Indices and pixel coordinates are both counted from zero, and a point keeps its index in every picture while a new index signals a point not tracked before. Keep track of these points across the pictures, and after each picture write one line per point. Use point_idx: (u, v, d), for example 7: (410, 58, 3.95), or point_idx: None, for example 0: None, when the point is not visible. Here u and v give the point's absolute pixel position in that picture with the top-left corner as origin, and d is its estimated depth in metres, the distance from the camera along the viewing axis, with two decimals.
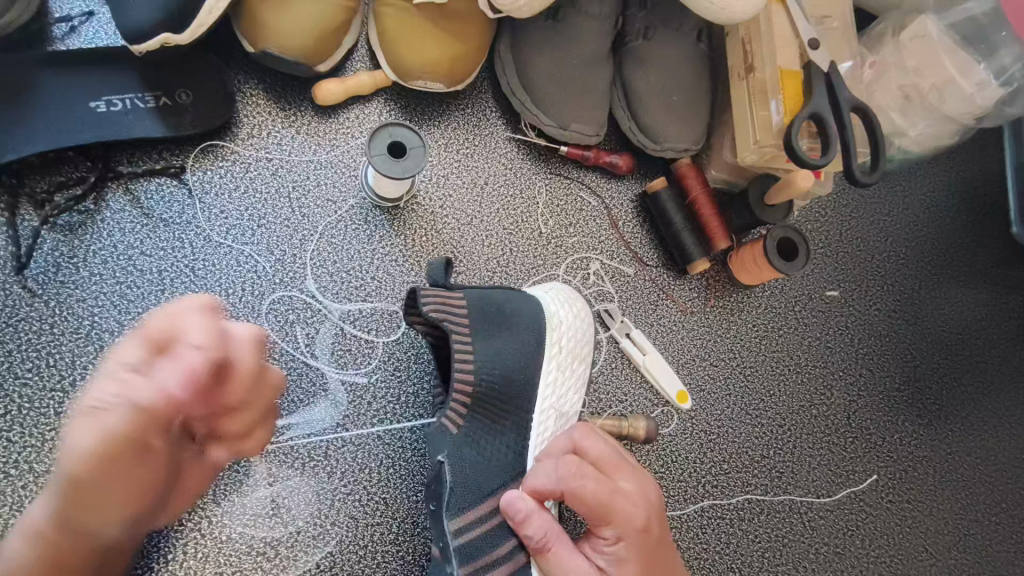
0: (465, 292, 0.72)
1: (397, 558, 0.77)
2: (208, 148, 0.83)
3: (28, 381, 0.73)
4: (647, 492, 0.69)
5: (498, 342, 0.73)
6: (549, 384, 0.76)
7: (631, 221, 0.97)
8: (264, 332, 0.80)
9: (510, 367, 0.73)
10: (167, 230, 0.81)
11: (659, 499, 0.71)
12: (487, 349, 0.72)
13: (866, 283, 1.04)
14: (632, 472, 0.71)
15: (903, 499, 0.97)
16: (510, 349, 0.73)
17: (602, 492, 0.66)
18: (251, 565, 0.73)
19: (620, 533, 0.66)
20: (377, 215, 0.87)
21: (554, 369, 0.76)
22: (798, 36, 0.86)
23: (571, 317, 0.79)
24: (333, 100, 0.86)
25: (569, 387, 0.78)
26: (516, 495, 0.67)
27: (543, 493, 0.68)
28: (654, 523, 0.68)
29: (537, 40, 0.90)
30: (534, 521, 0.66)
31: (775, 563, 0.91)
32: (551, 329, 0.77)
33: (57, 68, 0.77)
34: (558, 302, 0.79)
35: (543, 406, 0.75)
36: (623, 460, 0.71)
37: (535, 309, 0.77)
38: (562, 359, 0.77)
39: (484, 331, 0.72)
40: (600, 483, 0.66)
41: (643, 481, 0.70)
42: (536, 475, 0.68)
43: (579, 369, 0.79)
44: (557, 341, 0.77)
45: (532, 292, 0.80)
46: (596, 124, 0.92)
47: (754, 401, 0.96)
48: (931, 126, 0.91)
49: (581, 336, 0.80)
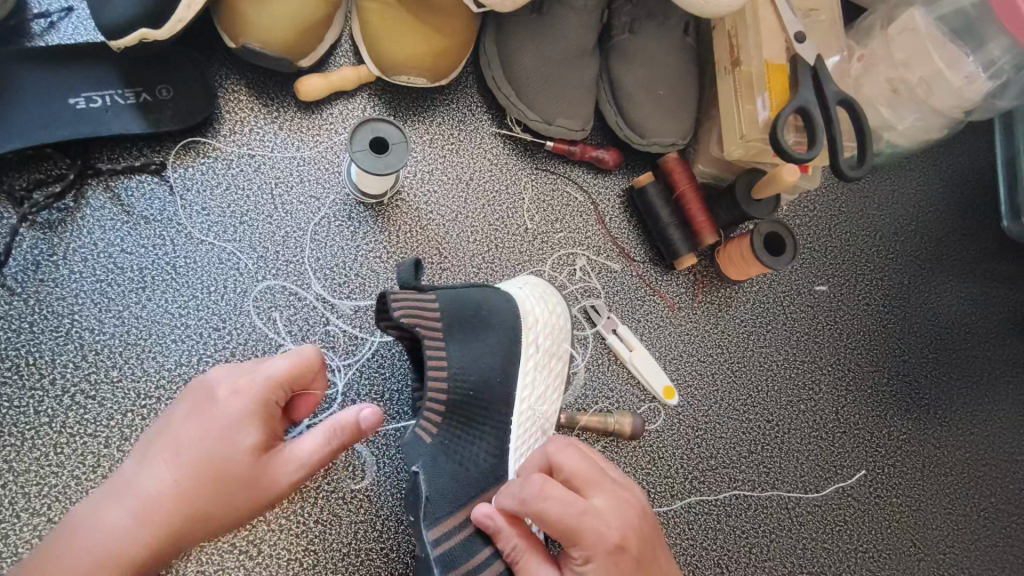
0: (437, 294, 0.72)
1: (381, 555, 0.77)
2: (189, 144, 0.83)
3: (8, 380, 0.73)
4: (625, 510, 0.63)
5: (471, 344, 0.73)
6: (527, 385, 0.76)
7: (617, 216, 0.96)
8: (245, 330, 0.80)
9: (484, 369, 0.73)
10: (148, 228, 0.80)
11: (641, 517, 0.65)
12: (461, 351, 0.72)
13: (855, 277, 1.04)
14: (610, 487, 0.65)
15: (892, 493, 0.97)
16: (483, 350, 0.73)
17: (567, 515, 0.61)
18: (234, 563, 0.73)
19: (589, 555, 0.61)
20: (361, 211, 0.86)
21: (532, 369, 0.76)
22: (784, 29, 0.86)
23: (547, 315, 0.79)
24: (315, 95, 0.85)
25: (547, 386, 0.78)
26: (487, 510, 0.66)
27: (512, 511, 0.65)
28: (631, 544, 0.62)
29: (521, 35, 0.89)
30: (505, 536, 0.65)
31: (763, 558, 0.90)
32: (526, 330, 0.76)
33: (34, 64, 0.76)
34: (533, 299, 0.79)
35: (521, 408, 0.75)
36: (599, 476, 0.65)
37: (507, 307, 0.76)
38: (539, 359, 0.77)
39: (457, 334, 0.72)
40: (565, 504, 0.61)
41: (620, 497, 0.64)
42: (504, 496, 0.65)
43: (557, 366, 0.79)
44: (532, 341, 0.77)
45: (505, 288, 0.79)
46: (582, 119, 0.92)
47: (741, 395, 0.95)
48: (919, 119, 0.91)
49: (558, 334, 0.80)
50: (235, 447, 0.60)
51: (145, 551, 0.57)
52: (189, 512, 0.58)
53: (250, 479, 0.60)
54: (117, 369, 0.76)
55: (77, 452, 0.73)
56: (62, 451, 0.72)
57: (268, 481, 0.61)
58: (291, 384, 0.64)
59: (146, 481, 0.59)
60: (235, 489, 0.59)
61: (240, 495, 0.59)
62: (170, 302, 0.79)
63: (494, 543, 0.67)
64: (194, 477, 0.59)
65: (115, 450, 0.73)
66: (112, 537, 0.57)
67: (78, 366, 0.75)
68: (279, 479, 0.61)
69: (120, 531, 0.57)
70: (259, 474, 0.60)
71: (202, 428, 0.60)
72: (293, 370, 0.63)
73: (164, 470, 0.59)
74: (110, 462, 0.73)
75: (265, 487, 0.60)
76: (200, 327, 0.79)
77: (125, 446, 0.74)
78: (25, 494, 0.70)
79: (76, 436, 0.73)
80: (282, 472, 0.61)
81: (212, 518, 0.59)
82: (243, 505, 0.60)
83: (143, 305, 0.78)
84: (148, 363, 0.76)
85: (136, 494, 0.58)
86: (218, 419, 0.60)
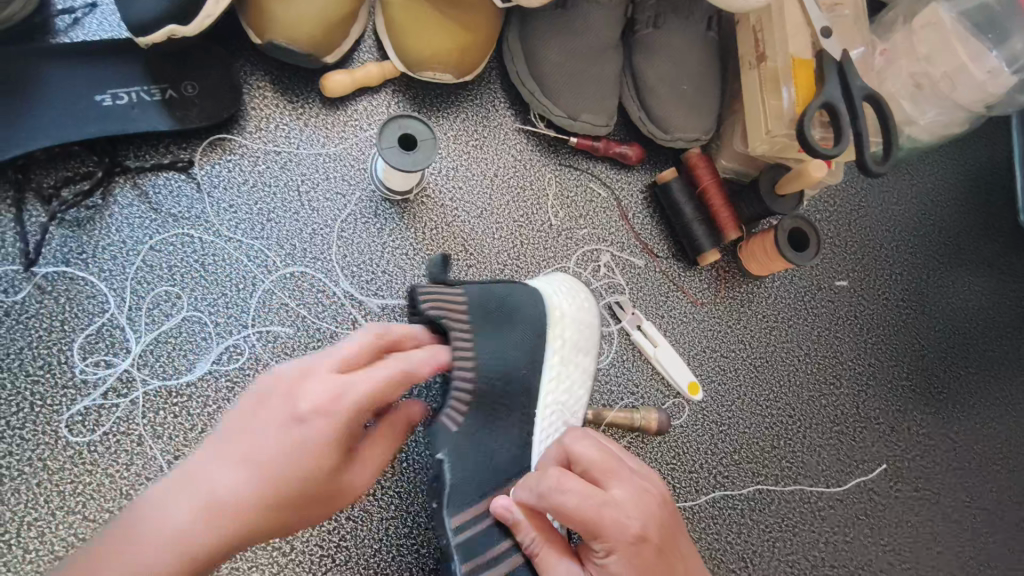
0: (466, 288, 0.72)
1: (412, 551, 0.77)
2: (215, 141, 0.82)
3: (40, 379, 0.73)
4: (645, 499, 0.61)
5: (501, 339, 0.72)
6: (553, 379, 0.75)
7: (640, 212, 0.96)
8: (274, 327, 0.80)
9: (512, 363, 0.72)
10: (176, 225, 0.80)
11: (664, 505, 0.63)
12: (490, 345, 0.72)
13: (876, 272, 1.04)
14: (628, 475, 0.63)
15: (911, 487, 0.97)
16: (517, 343, 0.73)
17: (584, 507, 0.59)
18: (266, 560, 0.73)
19: (610, 547, 0.59)
20: (386, 208, 0.86)
21: (558, 365, 0.76)
22: (810, 24, 0.85)
23: (574, 309, 0.78)
24: (341, 90, 0.85)
25: (574, 382, 0.76)
26: (506, 501, 0.66)
27: (530, 503, 0.64)
28: (652, 534, 0.60)
29: (546, 30, 0.89)
30: (524, 529, 0.65)
31: (786, 553, 0.91)
32: (553, 325, 0.76)
33: (62, 60, 0.76)
34: (560, 295, 0.79)
35: (546, 402, 0.74)
36: (618, 464, 0.64)
37: (536, 303, 0.76)
38: (565, 354, 0.77)
39: (487, 328, 0.72)
40: (583, 496, 0.60)
41: (639, 487, 0.62)
42: (522, 489, 0.65)
43: (584, 361, 0.78)
44: (559, 334, 0.76)
45: (533, 285, 0.79)
46: (606, 114, 0.92)
47: (764, 390, 0.96)
48: (941, 115, 0.90)
49: (585, 329, 0.79)
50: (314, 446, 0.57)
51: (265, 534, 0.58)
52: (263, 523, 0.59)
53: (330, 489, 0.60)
54: (148, 367, 0.76)
55: (110, 450, 0.73)
56: (95, 450, 0.72)
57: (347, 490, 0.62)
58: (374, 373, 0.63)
59: (219, 481, 0.57)
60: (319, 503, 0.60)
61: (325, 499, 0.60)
62: (200, 300, 0.78)
63: (514, 535, 0.67)
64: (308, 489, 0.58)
65: (147, 447, 0.74)
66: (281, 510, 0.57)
67: (109, 364, 0.75)
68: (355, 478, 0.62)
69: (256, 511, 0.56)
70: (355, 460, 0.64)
71: (283, 446, 0.57)
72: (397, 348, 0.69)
73: (246, 476, 0.56)
74: (144, 459, 0.73)
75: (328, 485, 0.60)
76: (229, 324, 0.78)
77: (158, 444, 0.74)
78: (59, 493, 0.70)
79: (109, 434, 0.73)
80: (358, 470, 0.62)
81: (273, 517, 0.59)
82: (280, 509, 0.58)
83: (173, 303, 0.78)
84: (178, 361, 0.76)
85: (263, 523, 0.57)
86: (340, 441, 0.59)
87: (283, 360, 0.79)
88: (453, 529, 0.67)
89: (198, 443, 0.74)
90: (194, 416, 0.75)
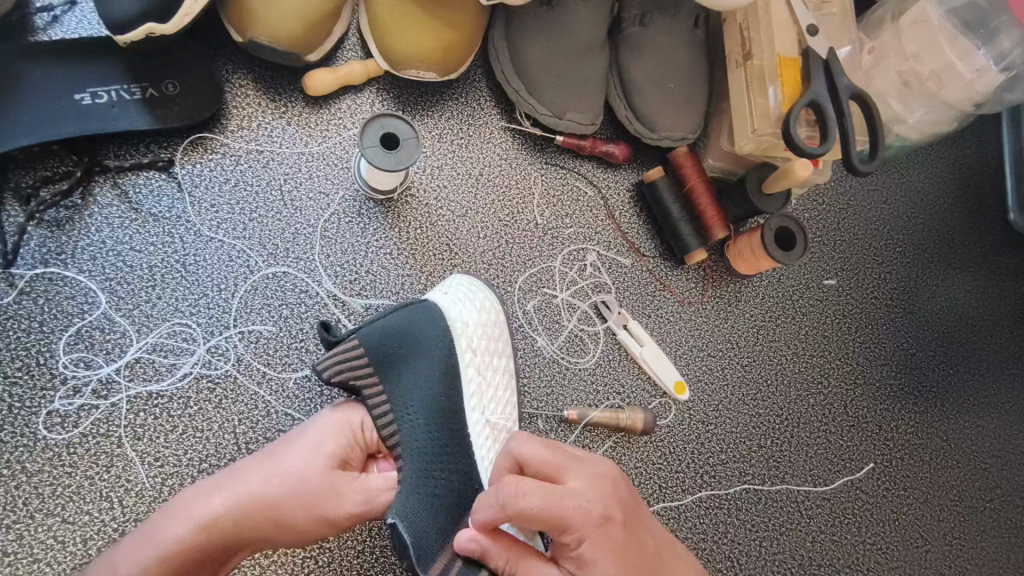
0: (358, 335, 0.70)
1: (395, 553, 0.77)
2: (196, 141, 0.82)
3: (19, 380, 0.72)
4: (600, 482, 0.60)
5: (409, 375, 0.72)
6: (475, 393, 0.74)
7: (627, 211, 0.96)
8: (257, 327, 0.79)
9: (430, 389, 0.71)
10: (157, 225, 0.79)
11: (617, 482, 0.61)
12: (406, 383, 0.71)
13: (863, 271, 1.04)
14: (577, 464, 0.61)
15: (898, 486, 0.97)
16: (426, 369, 0.72)
17: (548, 504, 0.56)
18: (248, 561, 0.73)
19: (579, 536, 0.57)
20: (370, 207, 0.86)
21: (475, 376, 0.75)
22: (796, 21, 0.84)
23: (475, 314, 0.77)
24: (323, 89, 0.84)
25: (496, 388, 0.76)
26: (468, 534, 0.61)
27: (493, 526, 0.59)
28: (615, 512, 0.59)
29: (531, 28, 0.88)
30: (496, 555, 0.61)
31: (772, 552, 0.91)
32: (458, 338, 0.75)
33: (39, 59, 0.75)
34: (459, 302, 0.77)
35: (477, 421, 0.73)
36: (564, 456, 0.61)
37: (434, 317, 0.75)
38: (480, 362, 0.76)
39: (396, 369, 0.71)
40: (543, 494, 0.57)
41: (592, 472, 0.60)
42: (480, 511, 0.59)
43: (502, 364, 0.78)
44: (468, 346, 0.75)
45: (431, 298, 0.77)
46: (592, 113, 0.91)
47: (750, 389, 0.95)
48: (928, 113, 0.90)
49: (492, 329, 0.78)
50: (319, 458, 0.66)
51: (259, 515, 0.62)
52: (244, 495, 0.62)
53: (320, 495, 0.64)
54: (128, 368, 0.75)
55: (89, 452, 0.72)
56: (74, 451, 0.72)
57: (328, 509, 0.64)
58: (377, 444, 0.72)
59: (237, 470, 0.64)
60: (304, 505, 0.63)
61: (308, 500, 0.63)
62: (181, 300, 0.78)
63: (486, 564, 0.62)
64: (301, 487, 0.64)
65: (127, 449, 0.73)
66: (275, 499, 0.62)
67: (89, 365, 0.74)
68: (340, 498, 0.65)
69: (255, 489, 0.62)
70: (339, 487, 0.65)
71: (293, 448, 0.66)
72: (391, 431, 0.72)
73: (254, 469, 0.64)
74: (124, 461, 0.73)
75: (286, 471, 0.64)
76: (210, 325, 0.78)
77: (137, 446, 0.73)
78: (39, 494, 0.70)
79: (89, 435, 0.73)
80: (348, 494, 0.66)
81: (239, 479, 0.63)
82: (248, 472, 0.64)
83: (154, 303, 0.77)
84: (159, 363, 0.76)
85: (227, 485, 0.63)
86: (328, 456, 0.66)
87: (266, 360, 0.78)
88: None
89: (178, 444, 0.74)
90: (175, 416, 0.75)
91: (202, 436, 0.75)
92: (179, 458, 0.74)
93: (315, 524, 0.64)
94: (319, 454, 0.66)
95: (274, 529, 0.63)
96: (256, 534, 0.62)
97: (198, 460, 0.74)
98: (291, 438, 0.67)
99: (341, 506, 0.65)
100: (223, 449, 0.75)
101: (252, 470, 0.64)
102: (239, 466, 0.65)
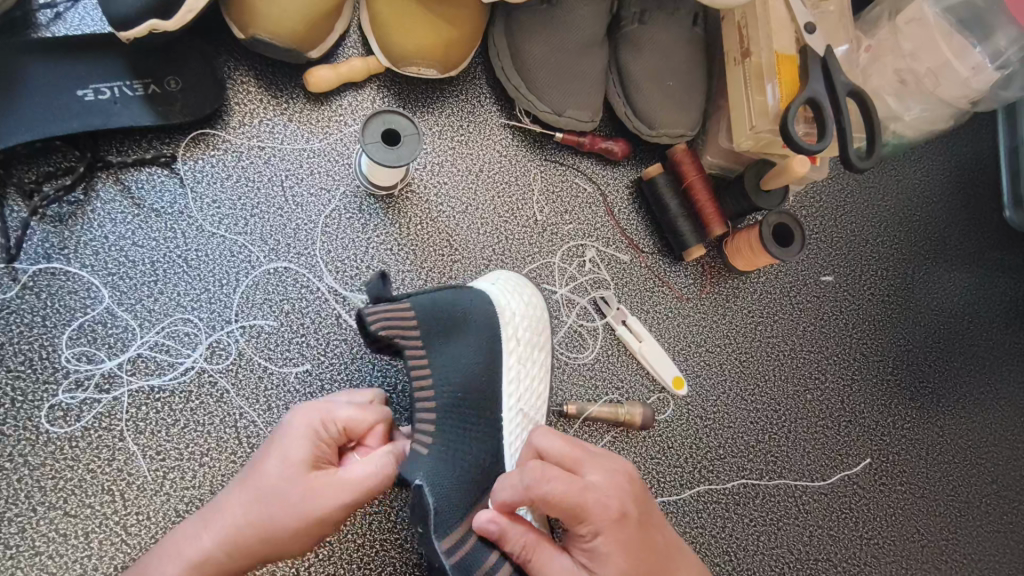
0: (411, 301, 0.70)
1: (396, 547, 0.78)
2: (198, 136, 0.82)
3: (22, 374, 0.73)
4: (618, 478, 0.61)
5: (452, 351, 0.72)
6: (512, 381, 0.75)
7: (626, 207, 0.96)
8: (258, 322, 0.79)
9: (469, 371, 0.72)
10: (159, 220, 0.80)
11: (636, 483, 0.62)
12: (445, 356, 0.71)
13: (861, 267, 1.04)
14: (598, 460, 0.62)
15: (896, 481, 0.98)
16: (467, 352, 0.72)
17: (569, 492, 0.58)
18: None
19: (594, 529, 0.58)
20: (371, 203, 0.86)
21: (516, 365, 0.75)
22: (795, 19, 0.84)
23: (523, 307, 0.78)
24: (326, 87, 0.85)
25: (533, 378, 0.77)
26: (488, 513, 0.61)
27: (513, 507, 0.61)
28: (632, 511, 0.60)
29: (532, 24, 0.89)
30: (513, 537, 0.61)
31: (770, 546, 0.92)
32: (505, 326, 0.75)
33: (41, 54, 0.75)
34: (507, 293, 0.78)
35: (511, 406, 0.74)
36: (587, 452, 0.63)
37: (483, 303, 0.75)
38: (522, 353, 0.76)
39: (439, 339, 0.71)
40: (565, 482, 0.58)
41: (612, 468, 0.62)
42: (501, 491, 0.61)
43: (540, 358, 0.78)
44: (513, 335, 0.76)
45: (482, 287, 0.78)
46: (592, 109, 0.91)
47: (749, 384, 0.96)
48: (925, 111, 0.91)
49: (537, 323, 0.79)
50: (287, 467, 0.64)
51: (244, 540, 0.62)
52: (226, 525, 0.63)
53: (293, 505, 0.62)
54: (131, 363, 0.76)
55: (92, 445, 0.73)
56: (76, 445, 0.72)
57: (305, 515, 0.62)
58: (352, 434, 0.68)
59: (223, 499, 0.65)
60: (279, 519, 0.62)
61: (281, 514, 0.62)
62: (183, 295, 0.78)
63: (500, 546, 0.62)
64: (274, 504, 0.63)
65: (129, 443, 0.74)
66: (253, 520, 0.62)
67: (92, 360, 0.75)
68: (314, 501, 0.63)
69: (235, 516, 0.63)
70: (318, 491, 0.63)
71: (264, 465, 0.65)
72: (356, 419, 0.68)
73: (234, 496, 0.64)
74: (127, 454, 0.73)
75: (260, 490, 0.63)
76: (212, 318, 0.78)
77: (138, 439, 0.74)
78: (42, 488, 0.70)
79: (92, 429, 0.73)
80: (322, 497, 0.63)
81: (221, 513, 0.64)
82: (228, 503, 0.64)
83: (156, 298, 0.78)
84: (162, 358, 0.76)
85: (213, 517, 0.64)
86: (296, 463, 0.64)
87: (267, 354, 0.79)
88: (442, 552, 0.62)
89: (180, 438, 0.75)
90: (177, 410, 0.75)
91: (204, 430, 0.75)
92: (181, 452, 0.74)
93: (297, 535, 0.63)
94: (287, 465, 0.64)
95: (263, 549, 0.63)
96: (249, 557, 0.63)
97: (199, 454, 0.75)
98: (264, 452, 0.66)
99: (316, 509, 0.63)
100: (225, 441, 0.75)
101: (230, 498, 0.64)
102: (223, 497, 0.65)
